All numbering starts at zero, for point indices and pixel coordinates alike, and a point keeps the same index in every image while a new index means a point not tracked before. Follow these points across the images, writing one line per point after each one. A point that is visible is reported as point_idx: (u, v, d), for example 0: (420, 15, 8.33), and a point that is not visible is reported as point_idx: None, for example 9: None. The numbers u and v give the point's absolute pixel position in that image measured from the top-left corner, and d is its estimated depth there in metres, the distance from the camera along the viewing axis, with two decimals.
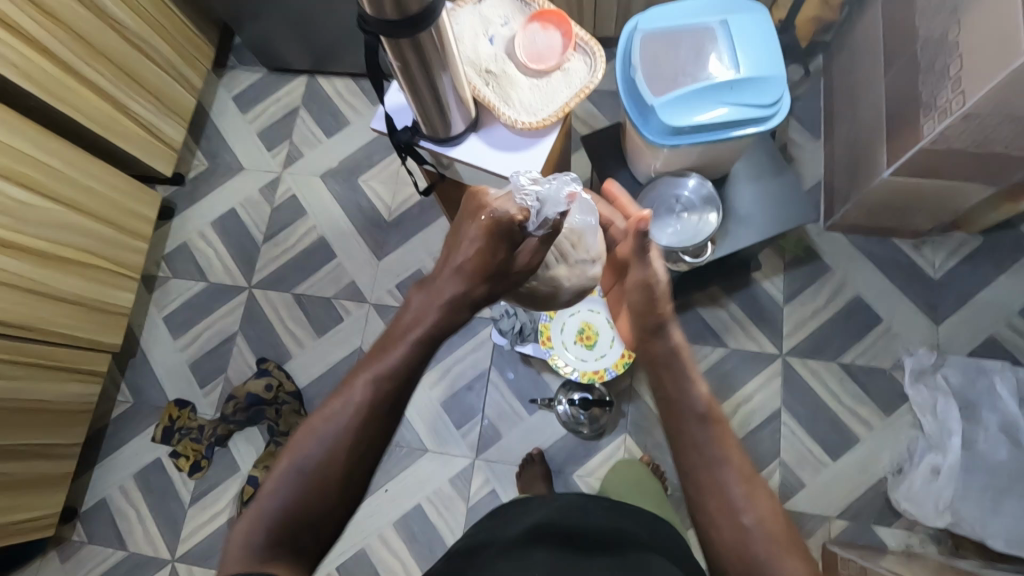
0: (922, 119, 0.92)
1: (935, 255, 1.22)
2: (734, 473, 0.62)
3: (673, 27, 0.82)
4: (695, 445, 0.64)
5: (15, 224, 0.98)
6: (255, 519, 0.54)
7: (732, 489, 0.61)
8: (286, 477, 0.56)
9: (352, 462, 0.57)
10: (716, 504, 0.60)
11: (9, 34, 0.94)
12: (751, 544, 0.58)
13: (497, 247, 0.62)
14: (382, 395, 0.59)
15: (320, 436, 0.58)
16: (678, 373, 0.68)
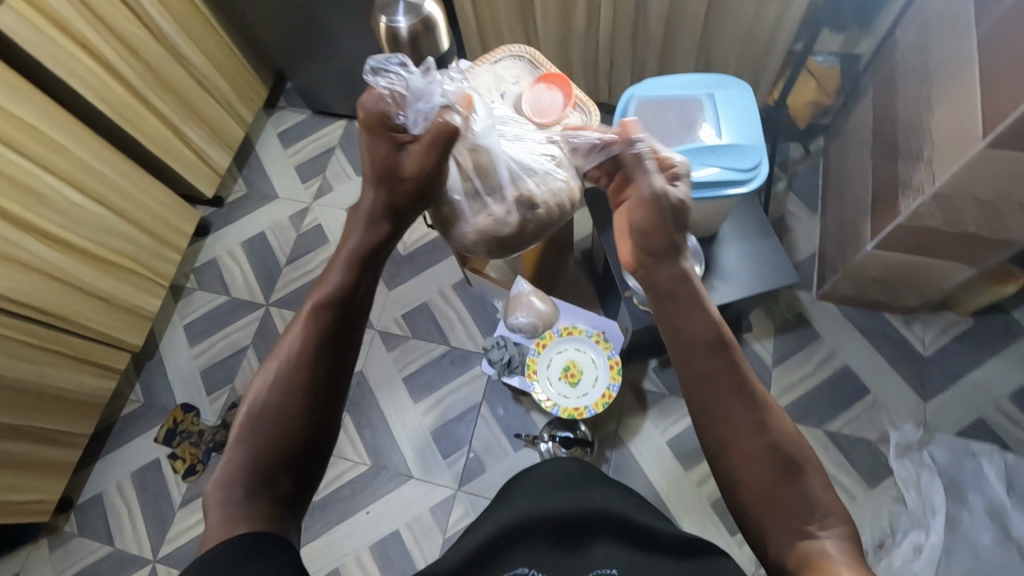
0: (901, 198, 0.99)
1: (925, 332, 1.25)
2: (753, 400, 0.55)
3: (665, 97, 0.92)
4: (710, 376, 0.56)
5: (67, 223, 1.10)
6: (221, 482, 0.51)
7: (749, 419, 0.55)
8: (242, 427, 0.53)
9: (302, 393, 0.54)
10: (733, 439, 0.55)
11: (93, 61, 1.10)
12: (774, 477, 0.53)
13: (386, 140, 0.57)
14: (329, 325, 0.56)
15: (268, 380, 0.55)
16: (685, 302, 0.58)
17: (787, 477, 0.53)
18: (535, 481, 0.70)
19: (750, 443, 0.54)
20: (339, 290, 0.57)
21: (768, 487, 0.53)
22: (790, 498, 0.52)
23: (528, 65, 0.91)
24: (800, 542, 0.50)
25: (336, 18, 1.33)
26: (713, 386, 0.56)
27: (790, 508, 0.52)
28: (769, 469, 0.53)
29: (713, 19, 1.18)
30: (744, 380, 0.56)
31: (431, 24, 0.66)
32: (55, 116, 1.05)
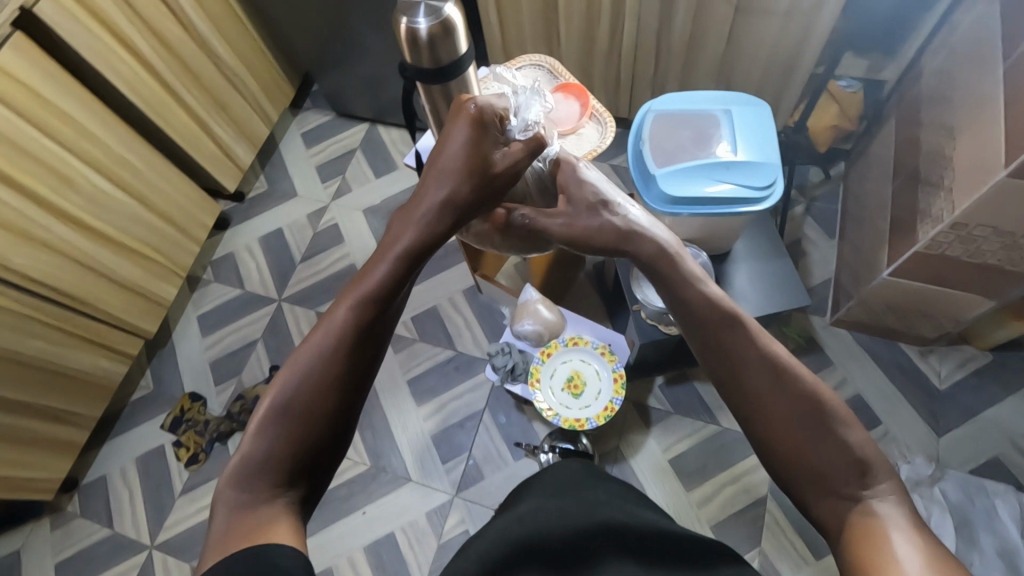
0: (919, 226, 0.98)
1: (941, 366, 1.22)
2: (776, 362, 0.50)
3: (682, 112, 0.93)
4: (724, 346, 0.52)
5: (93, 209, 1.13)
6: (235, 477, 0.46)
7: (777, 385, 0.50)
8: (262, 426, 0.46)
9: (338, 394, 0.47)
10: (761, 411, 0.50)
11: (128, 55, 1.13)
12: (813, 444, 0.49)
13: (490, 144, 0.51)
14: (372, 321, 0.47)
15: (294, 378, 0.46)
16: (679, 279, 0.54)
17: (827, 440, 0.48)
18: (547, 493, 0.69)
19: (777, 412, 0.49)
20: (387, 283, 0.48)
21: (807, 456, 0.49)
22: (831, 462, 0.48)
23: (548, 74, 0.92)
24: (846, 511, 0.47)
25: (365, 24, 1.36)
26: (730, 356, 0.52)
27: (833, 475, 0.48)
28: (804, 436, 0.49)
29: (736, 39, 1.18)
30: (762, 343, 0.51)
31: (451, 26, 0.61)
32: (88, 105, 1.08)
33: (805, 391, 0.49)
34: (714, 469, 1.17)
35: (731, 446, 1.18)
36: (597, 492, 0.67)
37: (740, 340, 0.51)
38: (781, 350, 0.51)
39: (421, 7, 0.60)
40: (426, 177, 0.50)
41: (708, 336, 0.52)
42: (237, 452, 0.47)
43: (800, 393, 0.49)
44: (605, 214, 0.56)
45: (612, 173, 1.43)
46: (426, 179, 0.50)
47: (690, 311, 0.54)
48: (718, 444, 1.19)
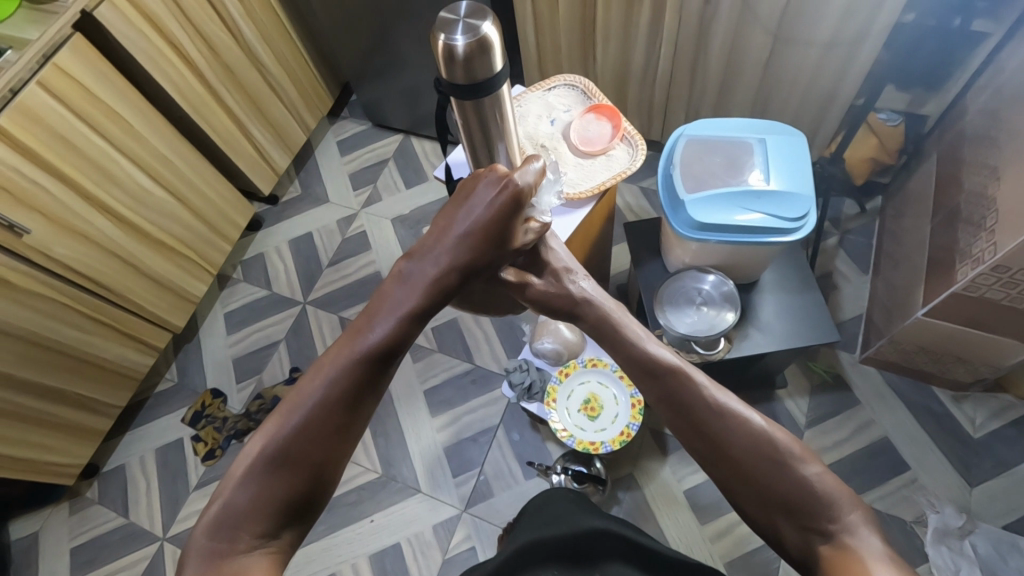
0: (957, 266, 0.95)
1: (976, 413, 1.16)
2: (725, 408, 0.52)
3: (714, 139, 0.92)
4: (676, 401, 0.52)
5: (133, 204, 1.17)
6: (213, 527, 0.41)
7: (732, 431, 0.51)
8: (247, 472, 0.42)
9: (334, 445, 0.44)
10: (724, 459, 0.51)
11: (178, 59, 1.18)
12: (777, 484, 0.50)
13: (510, 214, 0.49)
14: (371, 373, 0.45)
15: (289, 424, 0.43)
16: (614, 335, 0.56)
17: (789, 478, 0.50)
18: (534, 510, 0.79)
19: (736, 458, 0.50)
20: (392, 335, 0.46)
21: (775, 495, 0.50)
22: (799, 497, 0.49)
23: (581, 94, 0.92)
24: (823, 542, 0.48)
25: (405, 38, 1.39)
26: (682, 409, 0.52)
27: (804, 510, 0.49)
28: (766, 478, 0.50)
29: (773, 68, 1.17)
30: (709, 394, 0.52)
31: (488, 44, 0.62)
32: (136, 104, 1.13)
33: (758, 432, 0.51)
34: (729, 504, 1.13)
35: None
36: (597, 514, 0.76)
37: (689, 394, 0.52)
38: (727, 396, 0.52)
39: (459, 25, 0.61)
40: (431, 242, 0.49)
41: (660, 393, 0.53)
42: (220, 496, 0.43)
43: (753, 435, 0.51)
44: (564, 281, 0.58)
45: (641, 196, 1.42)
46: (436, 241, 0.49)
47: (638, 368, 0.54)
48: None
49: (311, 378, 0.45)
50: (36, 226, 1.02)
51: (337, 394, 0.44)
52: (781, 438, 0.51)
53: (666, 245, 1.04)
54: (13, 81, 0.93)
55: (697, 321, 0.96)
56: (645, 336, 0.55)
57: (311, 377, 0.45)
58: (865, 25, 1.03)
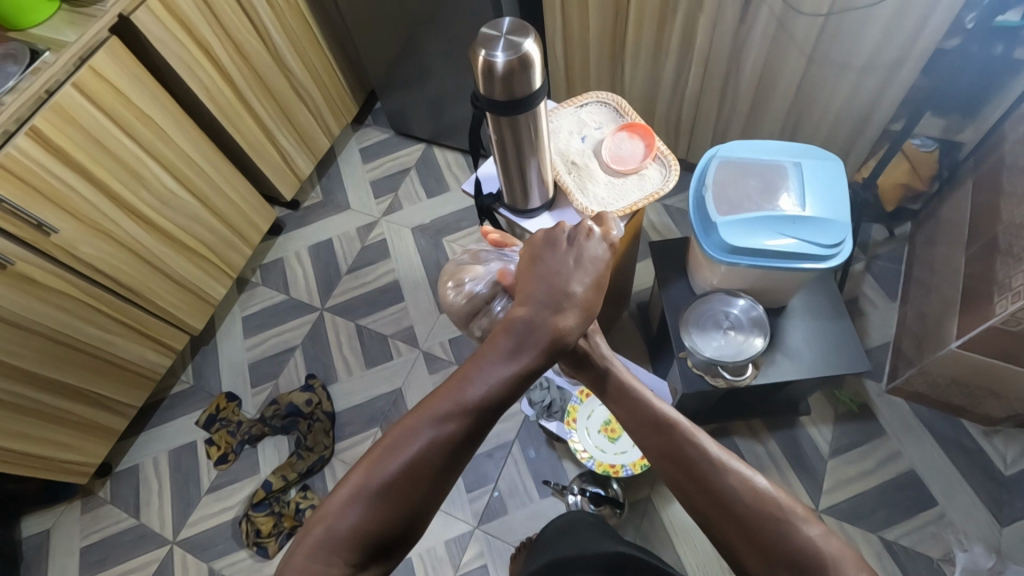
0: (996, 299, 0.92)
1: (1007, 449, 1.13)
2: (727, 466, 0.54)
3: (748, 161, 0.91)
4: (677, 454, 0.56)
5: (160, 206, 1.18)
6: (313, 546, 0.43)
7: (732, 484, 0.52)
8: (347, 504, 0.44)
9: (435, 488, 0.46)
10: (723, 514, 0.52)
11: (210, 65, 1.19)
12: (779, 542, 0.49)
13: (600, 265, 0.54)
14: (478, 426, 0.47)
15: (394, 464, 0.45)
16: (627, 396, 0.61)
17: (792, 537, 0.49)
18: (563, 537, 0.78)
19: (736, 513, 0.51)
20: (498, 389, 0.47)
21: (774, 551, 0.49)
22: (799, 556, 0.48)
23: (614, 112, 0.92)
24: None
25: (433, 49, 1.39)
26: (685, 464, 0.55)
27: (804, 569, 0.48)
28: (765, 533, 0.50)
29: (806, 90, 1.16)
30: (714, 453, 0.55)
31: (529, 61, 0.61)
32: (166, 106, 1.13)
33: (758, 489, 0.52)
34: None
35: None
36: (614, 539, 0.76)
37: (693, 450, 0.55)
38: (731, 457, 0.55)
39: (501, 41, 0.61)
40: (535, 289, 0.51)
41: (665, 447, 0.56)
42: (321, 519, 0.44)
43: (753, 492, 0.52)
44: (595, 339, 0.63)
45: (664, 214, 1.41)
46: (543, 290, 0.51)
47: (645, 425, 0.58)
48: None
49: (415, 419, 0.46)
50: (64, 225, 1.02)
51: (440, 439, 0.46)
52: (781, 498, 0.52)
53: (693, 266, 1.02)
54: (50, 82, 0.94)
55: (724, 345, 0.94)
56: (654, 399, 0.61)
57: (417, 420, 0.47)
58: (905, 48, 1.01)
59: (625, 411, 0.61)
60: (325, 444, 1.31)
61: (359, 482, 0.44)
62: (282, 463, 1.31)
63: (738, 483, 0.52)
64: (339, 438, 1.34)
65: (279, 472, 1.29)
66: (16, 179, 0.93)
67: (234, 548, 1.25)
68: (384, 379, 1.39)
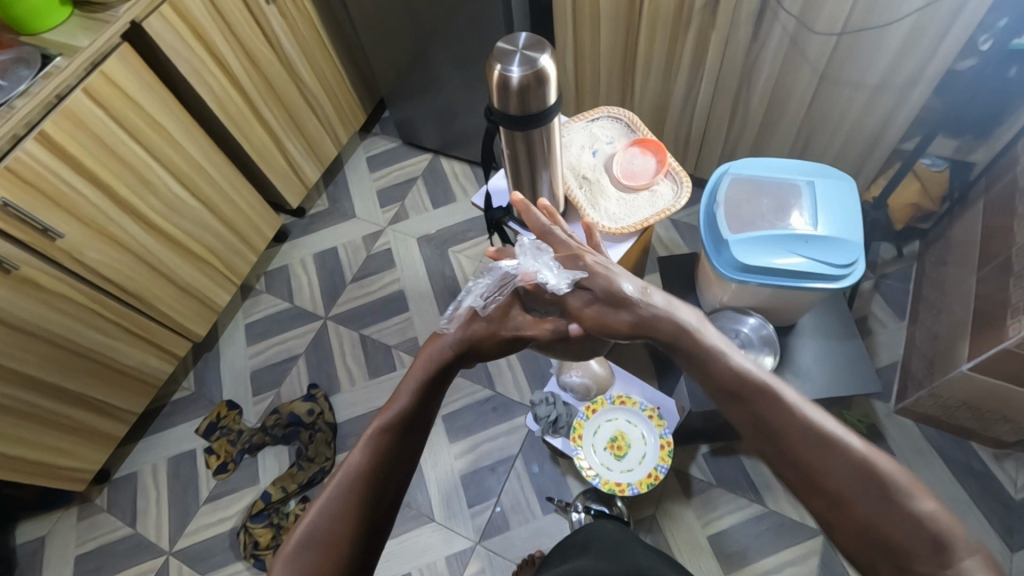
0: (1009, 322, 0.92)
1: (1018, 474, 1.12)
2: (817, 428, 0.44)
3: (761, 179, 0.90)
4: (760, 420, 0.46)
5: (166, 212, 1.18)
6: (303, 541, 0.43)
7: (823, 454, 0.43)
8: (310, 531, 0.44)
9: (386, 495, 0.46)
10: (810, 487, 0.43)
11: (221, 72, 1.19)
12: (879, 521, 0.40)
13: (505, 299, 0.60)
14: (434, 391, 0.52)
15: (344, 482, 0.45)
16: (693, 351, 0.50)
17: (893, 513, 0.40)
18: (588, 548, 0.78)
19: (825, 484, 0.42)
20: (419, 398, 0.51)
21: (872, 531, 0.41)
22: (902, 535, 0.40)
23: (626, 127, 0.91)
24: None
25: (443, 60, 1.40)
26: (768, 430, 0.45)
27: (906, 549, 0.39)
28: (862, 512, 0.41)
29: (817, 109, 1.16)
30: (800, 413, 0.45)
31: (545, 77, 0.61)
32: (175, 113, 1.13)
33: (857, 457, 0.42)
34: (754, 554, 1.09)
35: (775, 532, 1.10)
36: (638, 549, 0.74)
37: (775, 412, 0.45)
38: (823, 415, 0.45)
39: (516, 56, 0.60)
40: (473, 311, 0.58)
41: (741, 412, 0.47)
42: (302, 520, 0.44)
43: (853, 461, 0.42)
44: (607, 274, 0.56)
45: (672, 228, 1.40)
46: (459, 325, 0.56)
47: (716, 386, 0.49)
48: (760, 528, 1.11)
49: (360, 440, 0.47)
50: (70, 230, 1.01)
51: (383, 449, 0.47)
52: (887, 464, 0.42)
53: (702, 283, 1.01)
54: (60, 88, 0.93)
55: None
56: (723, 346, 0.50)
57: (362, 438, 0.48)
58: (917, 69, 1.01)
59: (697, 371, 0.50)
60: (326, 455, 1.29)
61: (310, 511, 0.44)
62: (282, 473, 1.29)
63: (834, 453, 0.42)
64: (340, 449, 1.32)
65: (278, 482, 1.27)
66: (24, 184, 0.92)
67: (232, 560, 1.23)
68: (387, 390, 1.38)
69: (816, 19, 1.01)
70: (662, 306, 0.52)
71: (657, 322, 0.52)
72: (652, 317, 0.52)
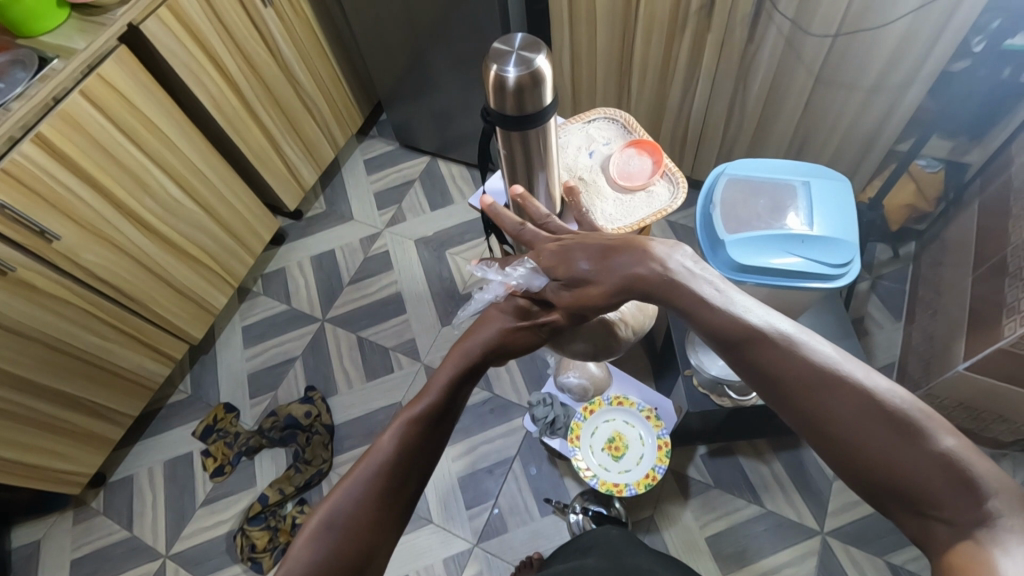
0: (1004, 322, 0.92)
1: (1015, 474, 1.12)
2: (827, 370, 0.38)
3: (756, 180, 0.91)
4: (762, 370, 0.40)
5: (163, 214, 1.18)
6: (320, 530, 0.40)
7: (839, 401, 0.37)
8: (329, 517, 0.41)
9: (411, 489, 0.43)
10: (822, 436, 0.38)
11: (218, 74, 1.19)
12: (901, 469, 0.36)
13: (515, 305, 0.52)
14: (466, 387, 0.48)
15: (371, 471, 0.42)
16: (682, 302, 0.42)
17: (915, 458, 0.36)
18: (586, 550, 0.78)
19: (836, 435, 0.37)
20: (450, 391, 0.47)
21: (895, 481, 0.36)
22: (928, 483, 0.35)
23: (622, 128, 0.92)
24: (955, 540, 0.34)
25: (440, 63, 1.40)
26: (772, 381, 0.39)
27: (928, 496, 0.35)
28: (882, 460, 0.36)
29: (812, 111, 1.16)
30: (806, 356, 0.39)
31: (541, 77, 0.61)
32: (172, 115, 1.13)
33: (873, 398, 0.37)
34: (753, 555, 1.09)
35: (773, 532, 1.10)
36: (636, 552, 0.74)
37: (778, 359, 0.39)
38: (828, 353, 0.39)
39: (512, 57, 0.60)
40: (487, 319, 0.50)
41: (740, 363, 0.41)
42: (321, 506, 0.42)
43: (869, 404, 0.37)
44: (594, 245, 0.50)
45: (669, 230, 1.40)
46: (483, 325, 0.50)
47: (709, 335, 0.42)
48: (758, 529, 1.11)
49: (390, 426, 0.44)
50: (66, 232, 1.01)
51: (414, 441, 0.44)
52: (902, 400, 0.37)
53: None
54: (57, 90, 0.93)
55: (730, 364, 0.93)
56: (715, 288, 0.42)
57: (392, 426, 0.44)
58: (913, 70, 1.02)
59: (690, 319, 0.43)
60: (323, 457, 1.29)
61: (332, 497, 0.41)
62: (280, 476, 1.29)
63: (850, 398, 0.37)
64: (338, 451, 1.32)
65: (276, 485, 1.27)
66: (21, 187, 0.92)
67: (228, 563, 1.23)
68: (384, 392, 1.37)
69: (811, 21, 1.02)
70: (645, 262, 0.44)
71: (637, 282, 0.44)
72: (629, 278, 0.44)
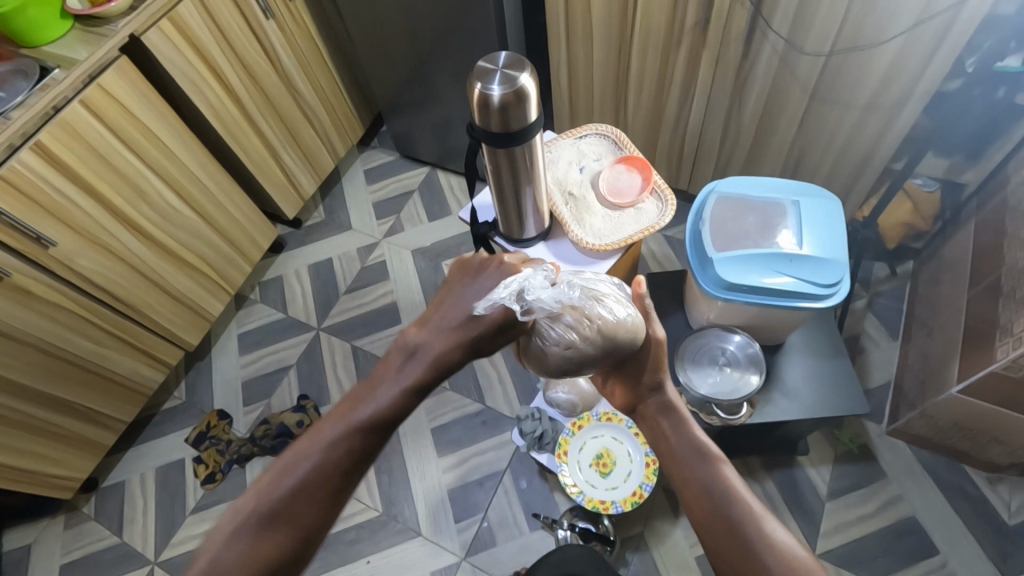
0: (997, 344, 0.91)
1: (1011, 498, 1.10)
2: (756, 514, 0.54)
3: (747, 198, 0.91)
4: (713, 487, 0.56)
5: (161, 222, 1.19)
6: (249, 508, 0.49)
7: (752, 530, 0.53)
8: (260, 501, 0.49)
9: (332, 492, 0.50)
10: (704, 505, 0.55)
11: (218, 85, 1.21)
12: None
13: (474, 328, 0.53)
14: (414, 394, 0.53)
15: (303, 466, 0.50)
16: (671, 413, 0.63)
17: None
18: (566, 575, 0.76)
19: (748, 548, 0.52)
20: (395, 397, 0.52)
21: None
22: None
23: (612, 144, 0.92)
24: None
25: (440, 75, 1.41)
26: (717, 498, 0.56)
27: None
28: (729, 525, 0.54)
29: (807, 128, 1.16)
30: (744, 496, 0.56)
31: (524, 95, 0.61)
32: (172, 123, 1.15)
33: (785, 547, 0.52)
34: None
35: None
36: None
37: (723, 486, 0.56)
38: (726, 456, 0.59)
39: (496, 75, 0.61)
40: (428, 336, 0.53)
41: (664, 437, 0.62)
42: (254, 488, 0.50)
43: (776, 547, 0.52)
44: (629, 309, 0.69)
45: (665, 244, 1.40)
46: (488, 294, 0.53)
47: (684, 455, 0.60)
48: None
49: (330, 428, 0.51)
50: (63, 238, 1.02)
51: (342, 448, 0.51)
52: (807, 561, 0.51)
53: (691, 299, 1.02)
54: (57, 99, 0.95)
55: (719, 382, 0.93)
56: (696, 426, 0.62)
57: (326, 429, 0.51)
58: (906, 90, 1.02)
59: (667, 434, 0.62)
60: None
61: (270, 483, 0.49)
62: None
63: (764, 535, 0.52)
64: None
65: None
66: (18, 193, 0.93)
67: None
68: None
69: (804, 40, 1.02)
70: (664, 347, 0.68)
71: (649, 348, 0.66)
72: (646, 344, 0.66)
